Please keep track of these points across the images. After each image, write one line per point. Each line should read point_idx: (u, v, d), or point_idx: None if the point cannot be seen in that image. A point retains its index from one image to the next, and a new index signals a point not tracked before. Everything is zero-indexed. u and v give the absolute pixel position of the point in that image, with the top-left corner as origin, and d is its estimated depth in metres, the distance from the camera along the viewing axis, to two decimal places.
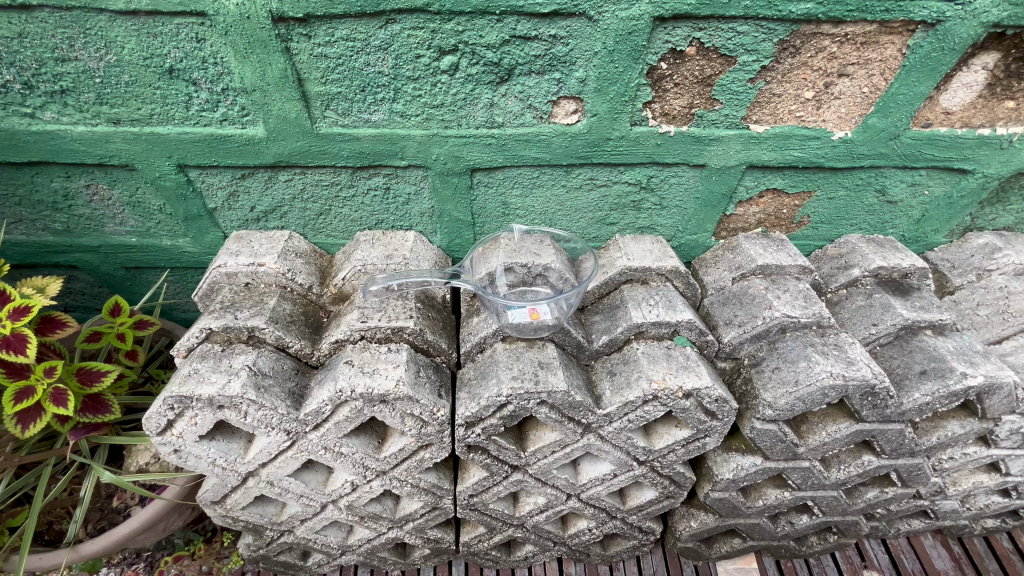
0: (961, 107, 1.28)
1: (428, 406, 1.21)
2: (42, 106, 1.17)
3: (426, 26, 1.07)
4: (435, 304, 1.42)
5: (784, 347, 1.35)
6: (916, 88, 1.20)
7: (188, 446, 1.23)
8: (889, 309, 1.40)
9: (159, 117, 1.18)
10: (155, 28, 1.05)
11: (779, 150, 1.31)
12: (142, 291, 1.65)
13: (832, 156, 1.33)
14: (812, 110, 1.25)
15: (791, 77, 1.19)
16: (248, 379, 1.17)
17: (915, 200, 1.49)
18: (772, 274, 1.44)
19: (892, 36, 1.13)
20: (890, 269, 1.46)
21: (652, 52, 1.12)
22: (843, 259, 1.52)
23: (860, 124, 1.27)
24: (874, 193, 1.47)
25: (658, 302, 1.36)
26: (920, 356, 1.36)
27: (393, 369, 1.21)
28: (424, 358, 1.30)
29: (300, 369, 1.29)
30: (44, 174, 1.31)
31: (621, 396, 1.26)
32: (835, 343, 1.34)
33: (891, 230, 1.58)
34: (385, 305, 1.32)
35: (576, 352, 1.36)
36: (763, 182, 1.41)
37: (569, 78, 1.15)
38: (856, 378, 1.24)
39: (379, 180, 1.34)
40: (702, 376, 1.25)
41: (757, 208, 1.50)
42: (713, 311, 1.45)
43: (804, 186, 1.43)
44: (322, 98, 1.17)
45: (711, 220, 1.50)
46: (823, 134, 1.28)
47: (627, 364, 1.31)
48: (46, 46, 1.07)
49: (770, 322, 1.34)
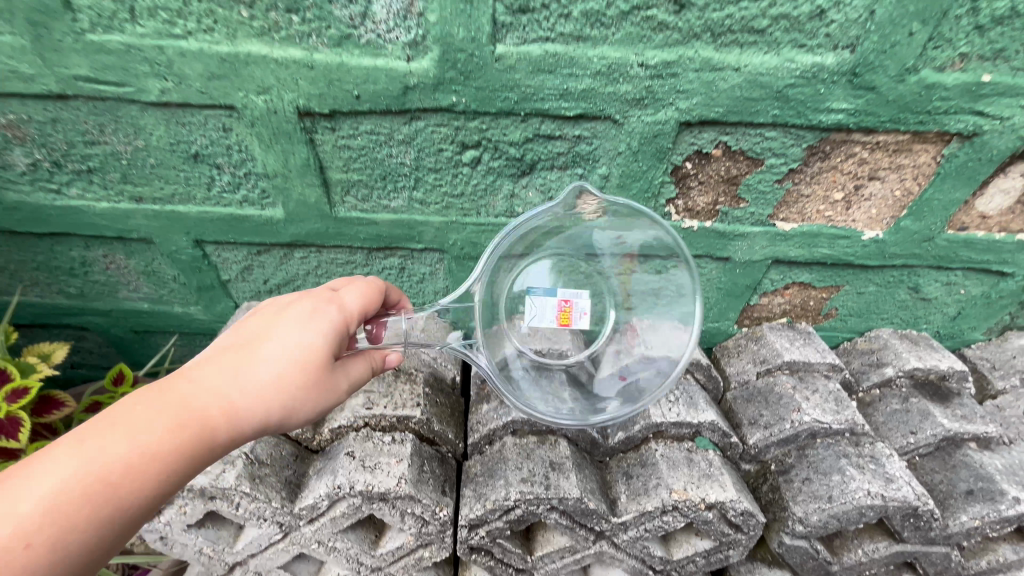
0: (998, 212, 1.23)
1: (429, 506, 1.12)
2: (68, 183, 1.18)
3: (450, 124, 1.06)
4: (444, 388, 1.36)
5: (815, 455, 1.26)
6: (952, 195, 1.14)
7: (174, 534, 1.16)
8: (928, 417, 1.32)
9: (179, 196, 1.19)
10: (184, 118, 1.06)
11: (807, 247, 1.25)
12: (149, 353, 1.62)
13: (862, 255, 1.27)
14: (842, 210, 1.20)
15: (820, 180, 1.15)
16: (244, 469, 1.12)
17: (951, 298, 1.43)
18: (799, 370, 1.38)
19: (926, 145, 1.08)
20: (927, 369, 1.38)
21: (678, 152, 1.10)
22: (875, 355, 1.46)
23: (892, 225, 1.21)
24: (906, 290, 1.41)
25: (678, 399, 1.30)
26: (965, 473, 1.25)
27: (396, 464, 1.14)
28: (429, 450, 1.24)
29: (299, 455, 1.24)
30: (64, 244, 1.32)
31: (638, 504, 1.16)
32: (871, 454, 1.24)
33: (926, 325, 1.51)
34: (391, 391, 1.27)
35: (590, 449, 1.28)
36: (790, 276, 1.36)
37: (591, 174, 1.14)
38: (896, 499, 1.14)
39: (395, 261, 1.33)
40: (726, 487, 1.16)
41: (783, 298, 1.44)
42: (736, 407, 1.39)
43: (833, 281, 1.38)
44: (343, 185, 1.16)
45: (735, 309, 1.45)
46: (853, 233, 1.22)
47: (644, 467, 1.23)
48: (76, 129, 1.08)
49: (799, 426, 1.26)
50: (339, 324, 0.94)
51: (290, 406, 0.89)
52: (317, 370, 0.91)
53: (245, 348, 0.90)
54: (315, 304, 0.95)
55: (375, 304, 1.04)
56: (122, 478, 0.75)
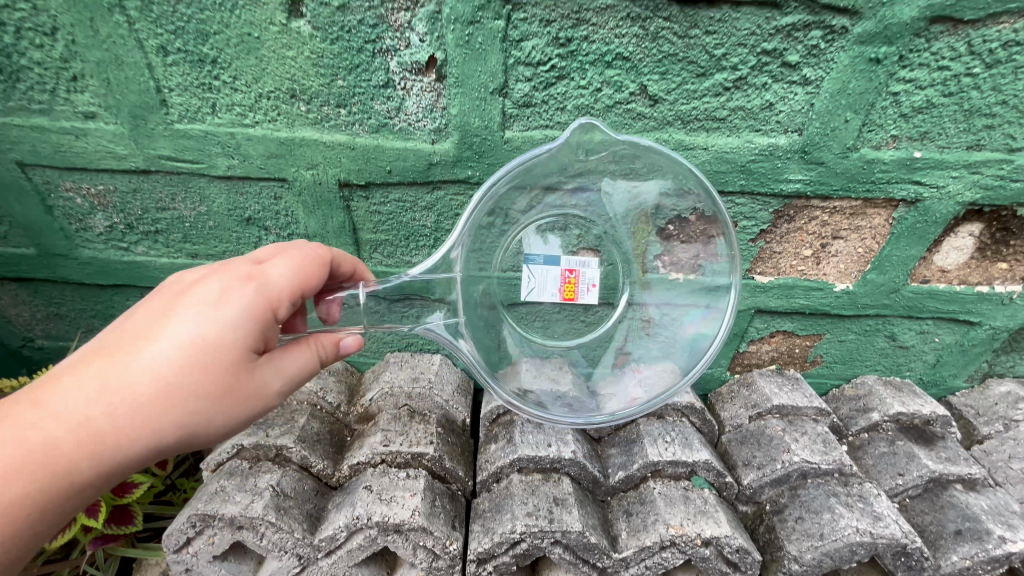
0: (956, 266, 1.36)
1: (440, 539, 1.20)
2: (137, 242, 1.37)
3: (466, 193, 1.25)
4: (455, 428, 1.46)
5: (807, 495, 1.32)
6: (908, 252, 1.29)
7: (200, 566, 1.23)
8: (914, 459, 1.39)
9: (230, 253, 1.37)
10: (242, 189, 1.25)
11: (786, 298, 1.38)
12: None
13: (837, 305, 1.40)
14: (812, 265, 1.35)
15: (789, 239, 1.30)
16: (271, 500, 1.21)
17: (927, 346, 1.53)
18: (789, 414, 1.47)
19: (878, 209, 1.24)
20: (911, 415, 1.47)
21: (660, 216, 1.27)
22: (861, 401, 1.54)
23: (859, 278, 1.35)
24: (884, 338, 1.51)
25: (673, 439, 1.39)
26: (953, 513, 1.30)
27: (410, 497, 1.23)
28: (441, 486, 1.32)
29: (320, 490, 1.33)
30: (122, 295, 1.49)
31: (637, 540, 1.23)
32: (859, 493, 1.31)
33: (908, 373, 1.60)
34: (407, 429, 1.37)
35: (592, 487, 1.36)
36: (773, 325, 1.48)
37: (587, 233, 1.32)
38: (884, 536, 1.20)
39: None
40: (721, 523, 1.23)
41: (769, 346, 1.56)
42: (731, 449, 1.47)
43: (814, 329, 1.50)
44: (372, 244, 1.34)
45: (725, 355, 1.56)
46: (825, 285, 1.36)
47: (643, 504, 1.30)
48: (152, 198, 1.28)
49: (789, 466, 1.34)
50: (248, 313, 0.87)
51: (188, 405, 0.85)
52: (227, 369, 0.86)
53: (139, 339, 0.86)
54: (221, 292, 0.88)
55: (299, 286, 0.95)
56: (44, 467, 0.82)
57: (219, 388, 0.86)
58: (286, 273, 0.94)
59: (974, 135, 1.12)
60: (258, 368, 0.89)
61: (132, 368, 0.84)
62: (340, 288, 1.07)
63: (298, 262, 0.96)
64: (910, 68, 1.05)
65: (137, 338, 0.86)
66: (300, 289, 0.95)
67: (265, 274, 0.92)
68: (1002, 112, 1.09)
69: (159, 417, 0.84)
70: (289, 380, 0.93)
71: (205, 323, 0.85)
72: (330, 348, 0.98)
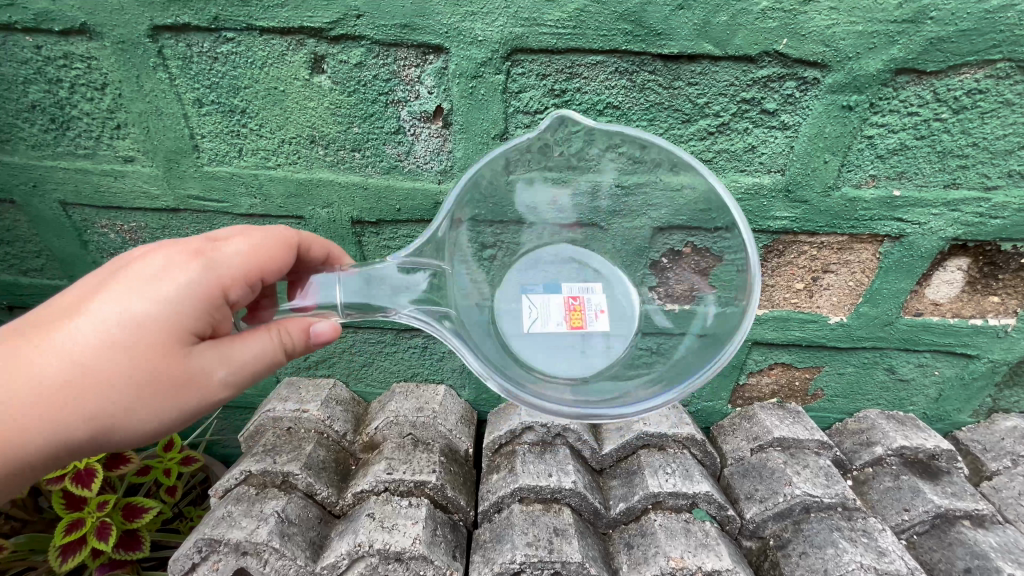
0: (948, 299, 1.39)
1: (441, 569, 1.20)
2: None
3: None
4: (457, 458, 1.48)
5: (810, 529, 1.31)
6: (897, 285, 1.33)
7: None
8: (919, 493, 1.38)
9: None
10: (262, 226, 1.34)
11: (781, 330, 1.42)
12: (193, 426, 1.80)
13: (833, 337, 1.43)
14: (805, 297, 1.39)
15: (781, 272, 1.35)
16: (276, 526, 1.24)
17: (927, 379, 1.53)
18: (791, 446, 1.47)
19: (864, 244, 1.29)
20: (915, 448, 1.45)
21: (654, 250, 1.32)
22: (864, 434, 1.54)
23: (852, 311, 1.39)
24: (883, 371, 1.52)
25: (674, 471, 1.40)
26: (962, 551, 1.29)
27: (412, 526, 1.25)
28: (442, 515, 1.34)
29: (323, 518, 1.35)
30: None
31: (638, 573, 1.23)
32: (863, 528, 1.30)
33: (912, 406, 1.60)
34: (410, 458, 1.40)
35: (593, 519, 1.36)
36: (771, 356, 1.51)
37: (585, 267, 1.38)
38: (889, 572, 1.18)
39: (419, 341, 1.54)
40: (722, 556, 1.22)
41: (769, 378, 1.57)
42: (734, 482, 1.46)
43: (812, 361, 1.51)
44: None
45: (725, 387, 1.58)
46: (819, 318, 1.40)
47: (644, 537, 1.30)
48: (179, 235, 1.38)
49: (791, 500, 1.33)
50: (191, 291, 0.91)
51: (134, 376, 0.90)
52: (170, 344, 0.90)
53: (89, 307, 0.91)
54: (166, 270, 0.92)
55: (251, 269, 0.99)
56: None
57: (159, 365, 0.90)
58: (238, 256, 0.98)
59: (950, 174, 1.19)
60: (204, 348, 0.93)
61: (81, 337, 0.89)
62: (307, 275, 1.07)
63: (254, 245, 1.01)
64: (881, 115, 1.13)
65: (87, 304, 0.92)
66: (249, 271, 0.99)
67: (214, 253, 0.96)
68: (974, 153, 1.16)
69: (100, 387, 0.89)
70: (238, 365, 0.95)
71: (148, 295, 0.90)
72: (300, 337, 0.98)
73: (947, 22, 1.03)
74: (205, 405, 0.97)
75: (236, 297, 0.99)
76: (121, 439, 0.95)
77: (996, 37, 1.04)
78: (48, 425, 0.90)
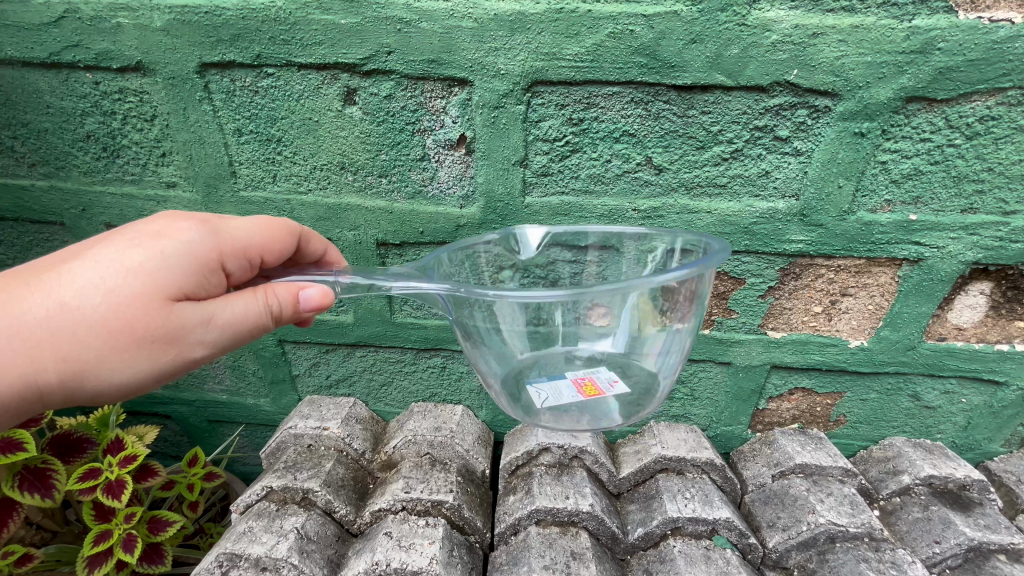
0: (972, 324, 1.38)
1: None
2: None
3: None
4: (474, 479, 1.48)
5: (836, 559, 1.28)
6: (918, 309, 1.32)
7: None
8: (950, 525, 1.33)
9: None
10: None
11: (800, 353, 1.42)
12: (216, 442, 1.84)
13: (854, 361, 1.42)
14: (824, 321, 1.39)
15: (799, 295, 1.36)
16: (295, 542, 1.25)
17: (954, 407, 1.50)
18: (813, 473, 1.45)
19: (883, 267, 1.29)
20: (944, 478, 1.43)
21: None
22: (890, 463, 1.50)
23: (873, 334, 1.38)
24: (907, 397, 1.50)
25: (693, 496, 1.38)
26: None
27: (429, 545, 1.25)
28: (459, 536, 1.33)
29: (341, 536, 1.35)
30: None
31: None
32: (892, 560, 1.26)
33: (939, 435, 1.55)
34: (428, 477, 1.41)
35: (611, 544, 1.34)
36: (791, 380, 1.49)
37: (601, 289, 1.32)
38: None
39: (438, 360, 1.57)
40: None
41: (789, 404, 1.55)
42: (755, 510, 1.43)
43: (834, 387, 1.50)
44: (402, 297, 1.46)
45: (745, 412, 1.56)
46: (839, 341, 1.39)
47: (663, 563, 1.27)
48: None
49: (815, 528, 1.30)
50: (191, 251, 0.92)
51: (122, 323, 0.89)
52: (160, 296, 0.89)
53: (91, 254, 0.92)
54: (170, 228, 0.94)
55: (251, 243, 1.02)
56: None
57: (140, 313, 0.89)
58: (243, 229, 1.02)
59: (967, 199, 1.20)
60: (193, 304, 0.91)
61: (77, 281, 0.89)
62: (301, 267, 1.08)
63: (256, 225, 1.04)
64: (894, 141, 1.16)
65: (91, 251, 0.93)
66: (252, 247, 1.02)
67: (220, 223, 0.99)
68: (990, 178, 1.17)
69: (91, 329, 0.89)
70: (224, 325, 0.93)
71: (148, 248, 0.90)
72: (289, 303, 0.94)
73: (955, 52, 1.05)
74: (180, 360, 0.94)
75: (233, 268, 1.00)
76: (96, 384, 0.94)
77: (1005, 66, 1.06)
78: (36, 361, 0.90)
